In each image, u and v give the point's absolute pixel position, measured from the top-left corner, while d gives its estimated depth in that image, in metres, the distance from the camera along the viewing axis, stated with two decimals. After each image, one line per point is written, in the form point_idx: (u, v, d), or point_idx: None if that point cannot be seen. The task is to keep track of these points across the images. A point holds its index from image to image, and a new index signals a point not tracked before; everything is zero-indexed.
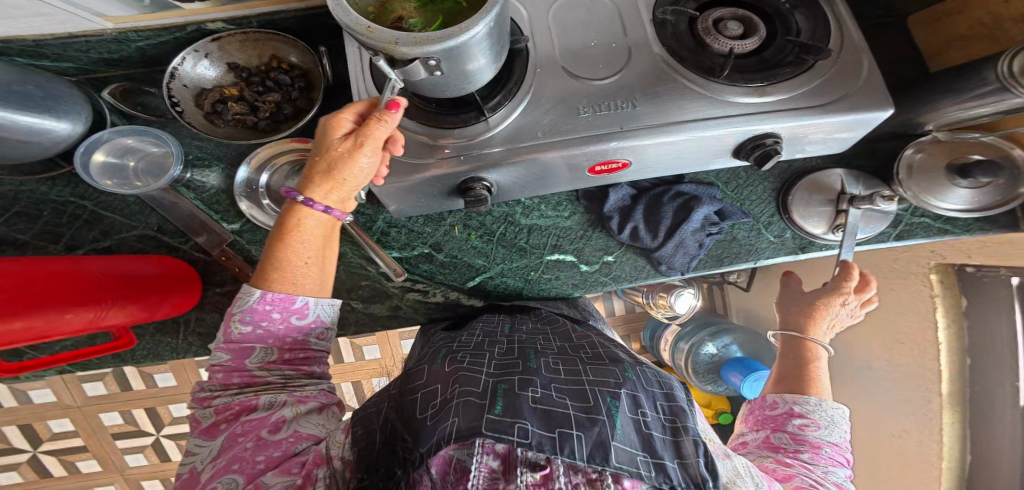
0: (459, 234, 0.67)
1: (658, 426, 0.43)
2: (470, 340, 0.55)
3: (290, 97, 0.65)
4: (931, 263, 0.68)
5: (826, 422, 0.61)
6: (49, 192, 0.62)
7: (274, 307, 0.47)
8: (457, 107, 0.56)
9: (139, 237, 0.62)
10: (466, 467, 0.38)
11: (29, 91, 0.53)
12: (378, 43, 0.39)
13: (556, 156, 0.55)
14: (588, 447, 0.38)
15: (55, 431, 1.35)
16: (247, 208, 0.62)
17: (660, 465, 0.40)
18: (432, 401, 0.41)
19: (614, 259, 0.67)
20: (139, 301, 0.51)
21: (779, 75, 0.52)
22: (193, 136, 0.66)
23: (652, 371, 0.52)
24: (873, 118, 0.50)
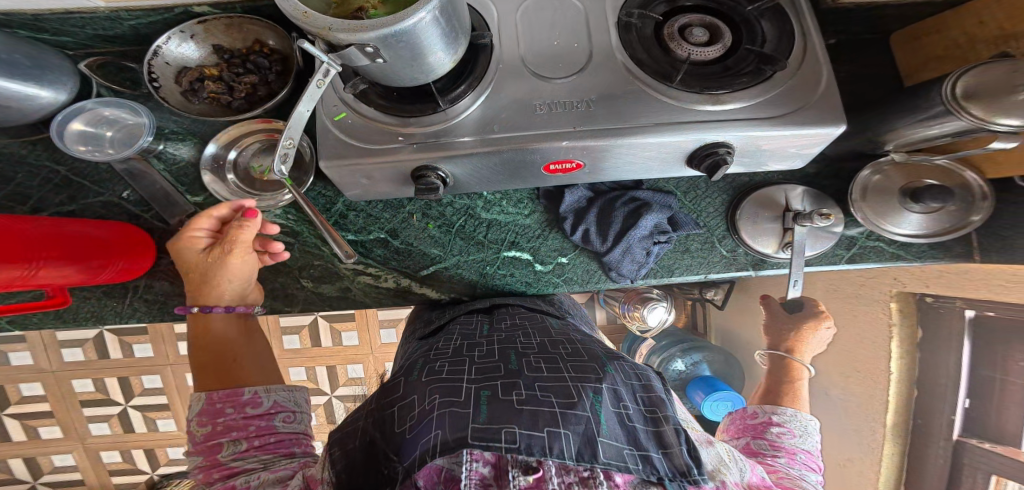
0: (416, 222, 0.68)
1: (641, 416, 0.45)
2: (448, 346, 0.53)
3: (267, 80, 0.66)
4: (892, 292, 0.71)
5: (801, 433, 0.61)
6: (25, 156, 0.64)
7: (223, 404, 0.49)
8: (418, 97, 0.57)
9: (104, 203, 0.64)
10: (455, 476, 0.39)
11: (16, 60, 0.54)
12: (313, 28, 0.39)
13: (527, 150, 0.54)
14: (576, 445, 0.39)
15: (24, 395, 1.40)
16: (209, 180, 0.64)
17: (646, 456, 0.42)
18: (412, 410, 0.41)
19: (568, 261, 0.67)
20: (74, 263, 0.51)
21: (734, 83, 0.51)
22: (172, 112, 0.67)
23: (629, 362, 0.52)
24: (826, 134, 0.49)
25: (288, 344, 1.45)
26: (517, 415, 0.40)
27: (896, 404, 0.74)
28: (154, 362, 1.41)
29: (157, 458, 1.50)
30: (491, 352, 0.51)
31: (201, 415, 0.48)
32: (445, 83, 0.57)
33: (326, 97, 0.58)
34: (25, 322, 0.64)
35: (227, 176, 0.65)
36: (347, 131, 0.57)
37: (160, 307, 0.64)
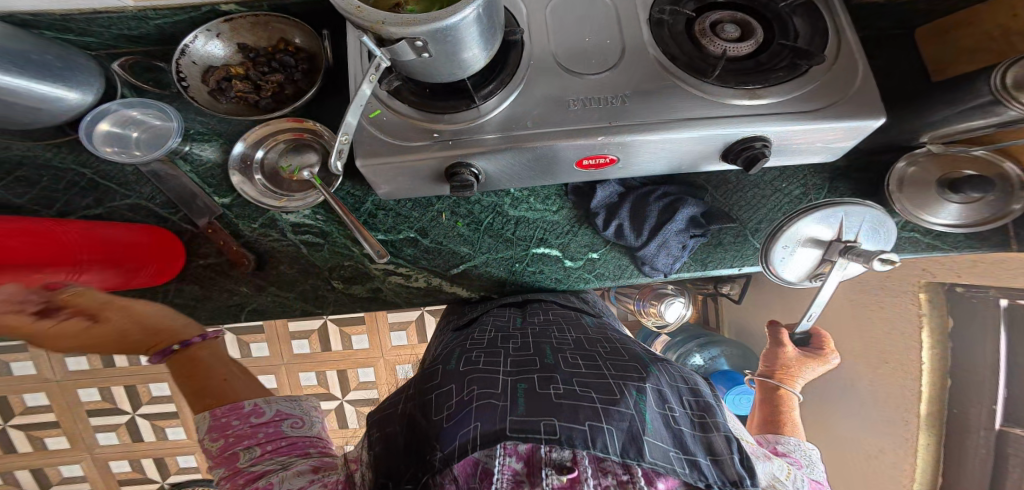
0: (445, 221, 0.68)
1: (688, 420, 0.44)
2: (482, 337, 0.55)
3: (293, 79, 0.66)
4: (921, 282, 0.71)
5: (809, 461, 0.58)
6: (50, 159, 0.63)
7: (227, 414, 0.42)
8: (450, 94, 0.57)
9: (132, 206, 0.64)
10: (489, 470, 0.38)
11: (47, 60, 0.53)
12: (366, 22, 0.39)
13: (556, 146, 0.55)
14: (620, 442, 0.38)
15: (28, 405, 1.36)
16: (238, 181, 0.64)
17: (694, 461, 0.41)
18: (451, 400, 0.41)
19: (599, 257, 0.67)
20: (120, 268, 0.52)
21: (771, 78, 0.52)
22: (198, 112, 0.67)
23: (672, 365, 0.52)
24: (865, 127, 0.50)
25: (298, 348, 1.44)
26: (557, 407, 0.40)
27: (928, 394, 0.73)
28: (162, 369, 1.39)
29: (167, 467, 1.48)
30: (526, 345, 0.51)
31: (211, 433, 0.41)
32: (478, 80, 0.57)
33: (360, 95, 0.58)
34: None
35: (254, 176, 0.65)
36: (383, 129, 0.57)
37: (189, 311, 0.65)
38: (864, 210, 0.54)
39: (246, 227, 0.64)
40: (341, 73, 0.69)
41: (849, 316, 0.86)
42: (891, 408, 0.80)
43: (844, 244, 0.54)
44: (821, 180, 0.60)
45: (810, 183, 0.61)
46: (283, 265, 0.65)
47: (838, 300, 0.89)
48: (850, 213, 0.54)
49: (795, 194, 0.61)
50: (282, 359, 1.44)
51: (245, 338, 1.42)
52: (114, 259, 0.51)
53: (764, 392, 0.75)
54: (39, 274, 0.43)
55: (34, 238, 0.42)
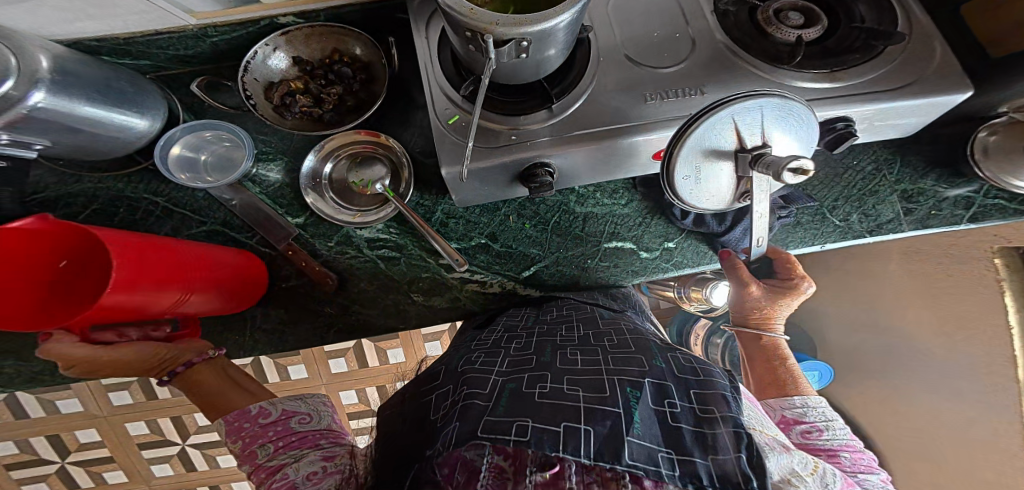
0: (513, 223, 0.69)
1: (688, 415, 0.42)
2: (489, 338, 0.59)
3: (352, 89, 0.66)
4: (995, 248, 0.73)
5: (828, 425, 0.56)
6: (124, 190, 0.64)
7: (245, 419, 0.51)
8: (522, 94, 0.57)
9: (208, 232, 0.64)
10: (477, 467, 0.40)
11: (123, 87, 0.56)
12: (477, 25, 0.37)
13: (581, 152, 0.56)
14: (597, 444, 0.37)
15: (82, 442, 1.33)
16: (313, 200, 0.64)
17: (686, 460, 0.38)
18: (444, 405, 0.43)
19: (675, 245, 0.68)
20: (219, 290, 0.55)
21: (847, 59, 0.53)
22: (259, 131, 0.67)
23: (682, 356, 0.52)
24: (950, 100, 0.52)
25: (337, 367, 1.43)
26: (536, 408, 0.40)
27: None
28: None
29: None
30: (528, 346, 0.54)
31: (229, 437, 0.50)
32: (552, 80, 0.58)
33: (436, 101, 0.57)
34: None
35: (326, 194, 0.65)
36: (463, 134, 0.55)
37: (280, 336, 0.67)
38: (760, 108, 0.46)
39: (323, 245, 0.66)
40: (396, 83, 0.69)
41: (912, 284, 0.90)
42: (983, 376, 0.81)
43: (749, 153, 0.47)
44: (890, 152, 0.62)
45: (880, 157, 0.62)
46: (363, 282, 0.67)
47: (891, 267, 0.93)
48: (767, 111, 0.47)
49: (867, 171, 0.63)
50: (322, 379, 1.43)
51: (283, 361, 1.42)
52: (219, 279, 0.54)
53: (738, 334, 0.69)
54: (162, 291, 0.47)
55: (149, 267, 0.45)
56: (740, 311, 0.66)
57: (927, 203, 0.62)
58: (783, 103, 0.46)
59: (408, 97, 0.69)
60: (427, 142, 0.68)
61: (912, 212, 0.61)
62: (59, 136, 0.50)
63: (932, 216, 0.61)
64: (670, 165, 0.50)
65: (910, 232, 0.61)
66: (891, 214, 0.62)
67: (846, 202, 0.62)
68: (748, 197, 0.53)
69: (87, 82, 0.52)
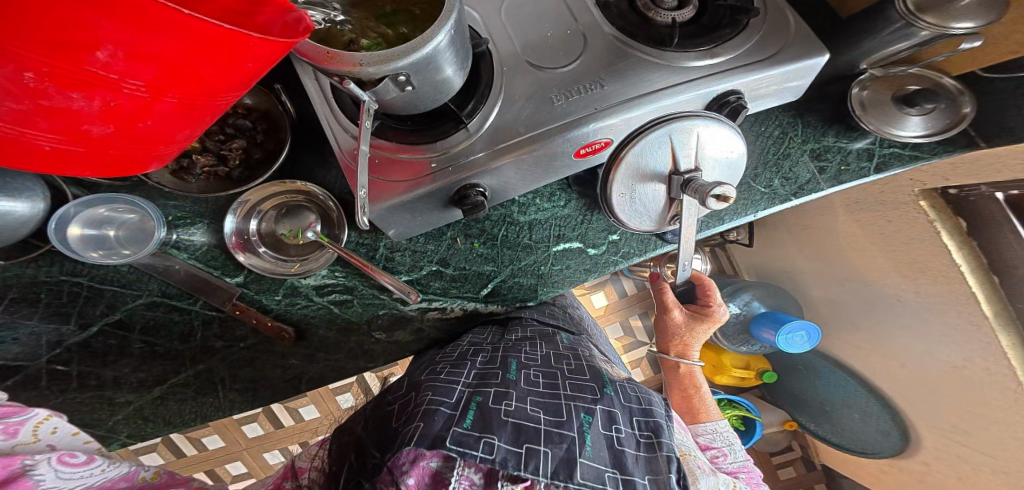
0: (462, 245, 0.69)
1: (630, 441, 0.51)
2: (454, 351, 0.62)
3: (256, 141, 0.63)
4: (918, 190, 0.77)
5: (730, 447, 0.78)
6: (36, 276, 0.62)
7: None
8: (433, 121, 0.58)
9: (147, 304, 0.64)
10: (445, 478, 0.46)
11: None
12: (342, 68, 0.36)
13: (491, 180, 0.59)
14: (554, 463, 0.45)
15: None
16: (245, 258, 0.63)
17: (627, 480, 0.47)
18: (410, 412, 0.48)
19: (619, 237, 0.69)
20: (167, 122, 0.38)
21: (721, 35, 0.56)
22: (166, 196, 0.64)
23: (632, 386, 0.60)
24: (813, 64, 0.55)
25: (345, 402, 1.52)
26: (501, 425, 0.46)
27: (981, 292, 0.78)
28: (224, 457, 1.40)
29: None
30: (492, 360, 0.58)
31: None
32: (460, 99, 0.58)
33: (340, 141, 0.54)
34: (140, 434, 0.68)
35: (259, 249, 0.64)
36: None
37: (253, 393, 0.68)
38: (695, 131, 0.55)
39: (270, 300, 0.65)
40: (303, 126, 0.67)
41: (861, 235, 0.93)
42: (949, 310, 0.84)
43: (679, 178, 0.56)
44: (791, 116, 0.64)
45: (783, 122, 0.64)
46: (321, 329, 0.67)
47: (840, 219, 0.96)
48: (703, 135, 0.55)
49: (775, 136, 0.65)
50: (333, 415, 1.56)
51: (293, 405, 1.56)
52: (199, 113, 0.38)
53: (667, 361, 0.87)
54: (209, 69, 0.33)
55: (228, 78, 0.35)
56: (665, 339, 0.85)
57: (836, 160, 0.63)
58: (721, 125, 0.54)
59: (320, 137, 0.68)
60: None
61: (825, 170, 0.63)
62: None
63: (844, 171, 0.63)
64: (610, 181, 0.59)
65: (828, 190, 0.63)
66: (807, 175, 0.63)
67: (765, 169, 0.64)
68: (679, 219, 0.63)
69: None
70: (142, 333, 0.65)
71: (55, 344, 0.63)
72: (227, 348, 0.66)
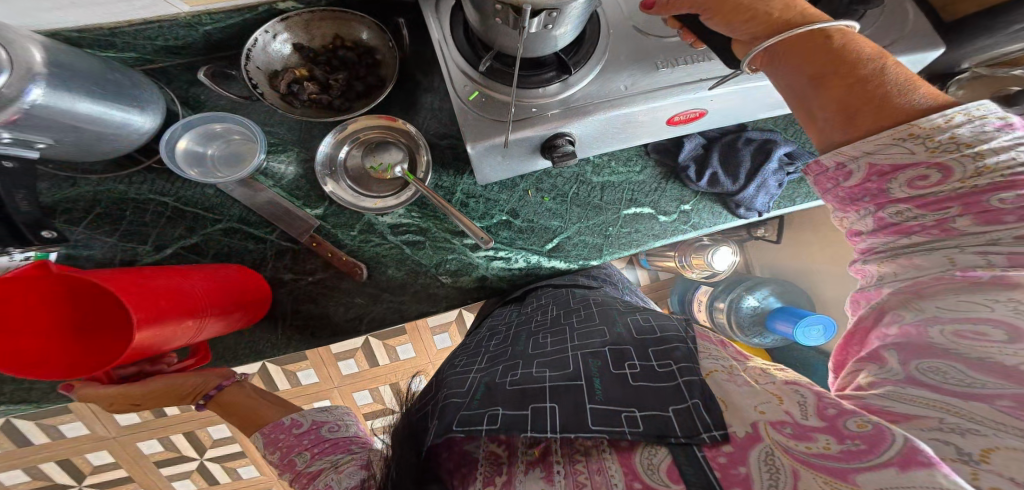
0: (533, 198, 0.70)
1: (646, 373, 0.42)
2: (475, 340, 0.63)
3: (359, 75, 0.65)
4: None
5: (960, 157, 0.35)
6: (127, 192, 0.63)
7: (277, 433, 0.51)
8: (535, 68, 0.58)
9: (224, 230, 0.64)
10: (473, 456, 0.41)
11: (116, 78, 0.54)
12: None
13: (581, 127, 0.58)
14: (562, 416, 0.38)
15: (95, 464, 1.27)
16: (332, 187, 0.64)
17: (652, 415, 0.37)
18: (431, 412, 0.45)
19: (690, 208, 0.71)
20: (235, 310, 0.52)
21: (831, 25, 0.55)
22: (266, 123, 0.67)
23: (653, 319, 0.51)
24: (924, 57, 0.56)
25: (347, 368, 1.52)
26: (505, 396, 0.42)
27: None
28: None
29: None
30: (505, 340, 0.57)
31: (268, 448, 0.51)
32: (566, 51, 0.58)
33: (453, 79, 0.57)
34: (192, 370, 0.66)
35: (343, 181, 0.65)
36: (484, 110, 0.56)
37: (312, 331, 0.66)
38: None
39: (346, 235, 0.66)
40: (405, 70, 0.70)
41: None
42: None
43: None
44: None
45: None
46: (391, 269, 0.67)
47: None
48: None
49: None
50: (335, 381, 1.51)
51: (291, 367, 1.48)
52: (223, 293, 0.50)
53: (778, 53, 0.44)
54: (175, 315, 0.43)
55: (181, 295, 0.44)
56: (760, 25, 0.44)
57: None
58: None
59: (417, 82, 0.70)
60: (441, 124, 0.69)
61: None
62: (61, 134, 0.49)
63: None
64: None
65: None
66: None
67: None
68: None
69: (82, 76, 0.49)
70: (214, 259, 0.64)
71: (128, 263, 0.62)
72: (294, 281, 0.65)
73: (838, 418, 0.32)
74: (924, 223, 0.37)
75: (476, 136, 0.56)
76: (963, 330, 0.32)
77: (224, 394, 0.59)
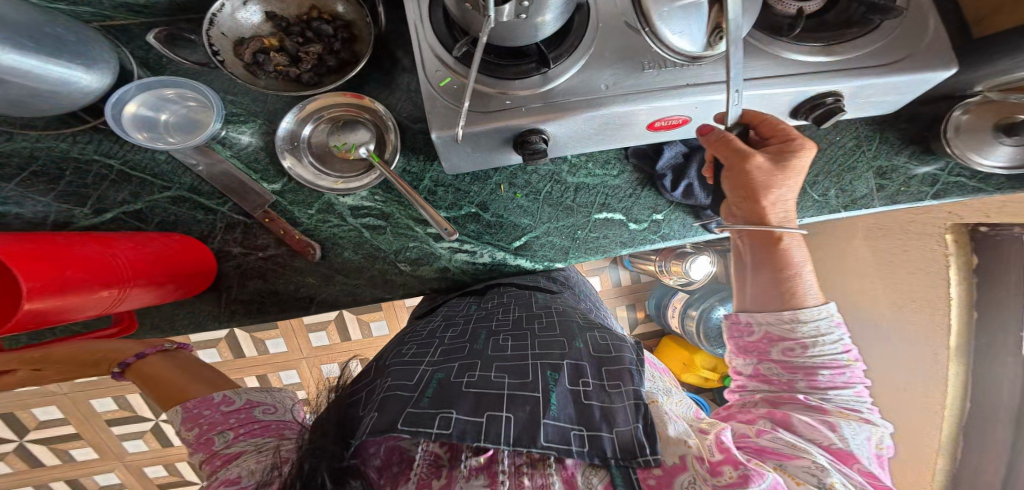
0: (505, 193, 0.68)
1: (599, 393, 0.42)
2: (425, 328, 0.57)
3: (333, 49, 0.61)
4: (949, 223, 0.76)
5: (816, 341, 0.44)
6: (69, 151, 0.59)
7: (197, 407, 0.44)
8: (516, 58, 0.54)
9: (172, 198, 0.61)
10: (411, 457, 0.38)
11: (59, 33, 0.50)
12: None
13: (556, 127, 0.55)
14: (516, 428, 0.38)
15: (41, 419, 1.28)
16: (290, 164, 0.61)
17: (595, 437, 0.38)
18: (371, 401, 0.42)
19: (662, 217, 0.69)
20: (165, 282, 0.49)
21: (848, 33, 0.48)
22: (228, 90, 0.63)
23: (609, 333, 0.52)
24: (936, 78, 0.48)
25: (317, 340, 1.50)
26: (460, 398, 0.40)
27: None
28: None
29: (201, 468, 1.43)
30: (461, 334, 0.53)
31: (185, 424, 0.44)
32: (550, 42, 0.54)
33: (426, 64, 0.54)
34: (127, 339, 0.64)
35: (304, 158, 0.62)
36: (455, 98, 0.53)
37: (257, 307, 0.64)
38: None
39: (303, 214, 0.63)
40: (382, 47, 0.66)
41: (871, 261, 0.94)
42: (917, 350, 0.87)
43: None
44: (871, 130, 0.67)
45: (860, 134, 0.67)
46: (346, 252, 0.65)
47: (855, 242, 0.99)
48: None
49: (848, 147, 0.67)
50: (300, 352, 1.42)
51: (259, 336, 1.46)
52: (150, 268, 0.47)
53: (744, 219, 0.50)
54: (86, 286, 0.40)
55: (95, 265, 0.41)
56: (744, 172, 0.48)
57: (897, 181, 0.67)
58: None
59: (395, 61, 0.66)
60: (416, 108, 0.66)
61: (884, 188, 0.67)
62: None
63: (902, 191, 0.67)
64: None
65: (879, 207, 0.67)
66: (865, 190, 0.67)
67: (826, 178, 0.68)
68: None
69: (15, 28, 0.45)
70: (159, 227, 0.61)
71: (63, 225, 0.59)
72: (243, 256, 0.63)
73: (732, 452, 0.37)
74: (781, 378, 0.45)
75: (439, 125, 0.53)
76: (809, 423, 0.41)
77: (146, 365, 0.51)
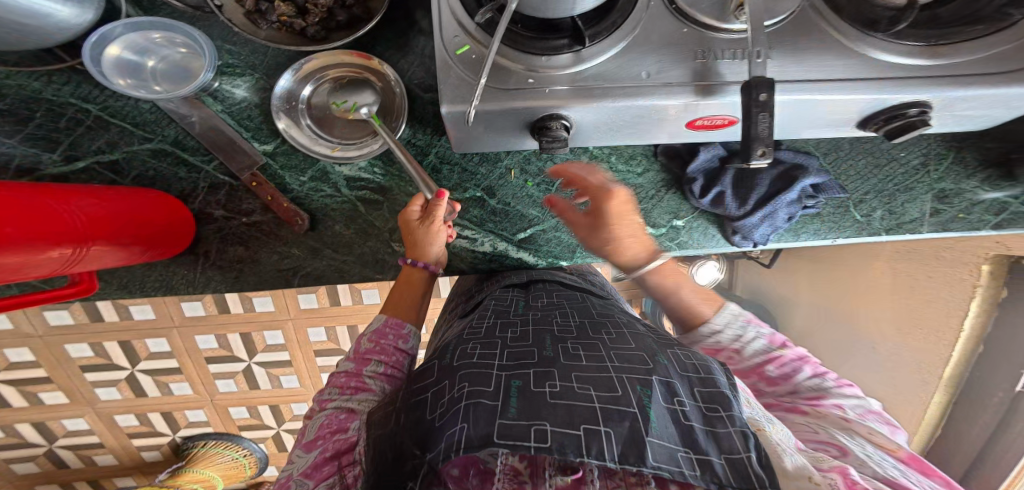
0: (515, 179, 0.62)
1: (699, 417, 0.37)
2: (480, 324, 0.51)
3: (345, 2, 0.54)
4: (991, 255, 0.75)
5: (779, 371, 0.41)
6: (41, 91, 0.53)
7: (389, 328, 0.51)
8: (544, 30, 0.46)
9: (152, 152, 0.56)
10: (489, 469, 0.35)
11: None
12: None
13: (584, 116, 0.49)
14: (620, 445, 0.33)
15: (13, 360, 1.26)
16: (285, 127, 0.56)
17: (705, 461, 0.33)
18: (444, 403, 0.37)
19: (683, 224, 0.65)
20: (125, 244, 0.45)
21: (964, 31, 0.41)
22: (225, 38, 0.56)
23: (684, 351, 0.45)
24: None
25: None
26: (552, 410, 0.35)
27: (957, 357, 0.85)
28: (156, 325, 1.28)
29: (177, 422, 1.42)
30: (523, 334, 0.47)
31: (370, 335, 0.51)
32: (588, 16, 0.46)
33: (444, 26, 0.48)
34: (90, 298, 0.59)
35: (302, 121, 0.56)
36: (470, 70, 0.47)
37: (236, 276, 0.59)
38: None
39: (295, 181, 0.58)
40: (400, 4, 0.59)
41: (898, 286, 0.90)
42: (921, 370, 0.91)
43: None
44: (944, 149, 0.61)
45: (930, 151, 0.61)
46: (339, 224, 0.59)
47: (877, 265, 0.94)
48: None
49: (911, 165, 0.62)
50: (288, 313, 1.33)
51: None
52: (110, 227, 0.43)
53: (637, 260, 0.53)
54: (40, 242, 0.35)
55: (50, 218, 0.37)
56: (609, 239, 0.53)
57: (957, 206, 0.62)
58: None
59: (413, 22, 0.60)
60: (428, 75, 0.59)
61: (939, 213, 0.63)
62: None
63: (957, 219, 0.63)
64: None
65: (927, 233, 0.64)
66: (916, 213, 0.63)
67: (875, 197, 0.63)
68: None
69: None
70: (136, 182, 0.56)
71: (27, 171, 0.53)
72: (225, 220, 0.58)
73: None
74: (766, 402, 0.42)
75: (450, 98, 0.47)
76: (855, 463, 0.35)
77: None
